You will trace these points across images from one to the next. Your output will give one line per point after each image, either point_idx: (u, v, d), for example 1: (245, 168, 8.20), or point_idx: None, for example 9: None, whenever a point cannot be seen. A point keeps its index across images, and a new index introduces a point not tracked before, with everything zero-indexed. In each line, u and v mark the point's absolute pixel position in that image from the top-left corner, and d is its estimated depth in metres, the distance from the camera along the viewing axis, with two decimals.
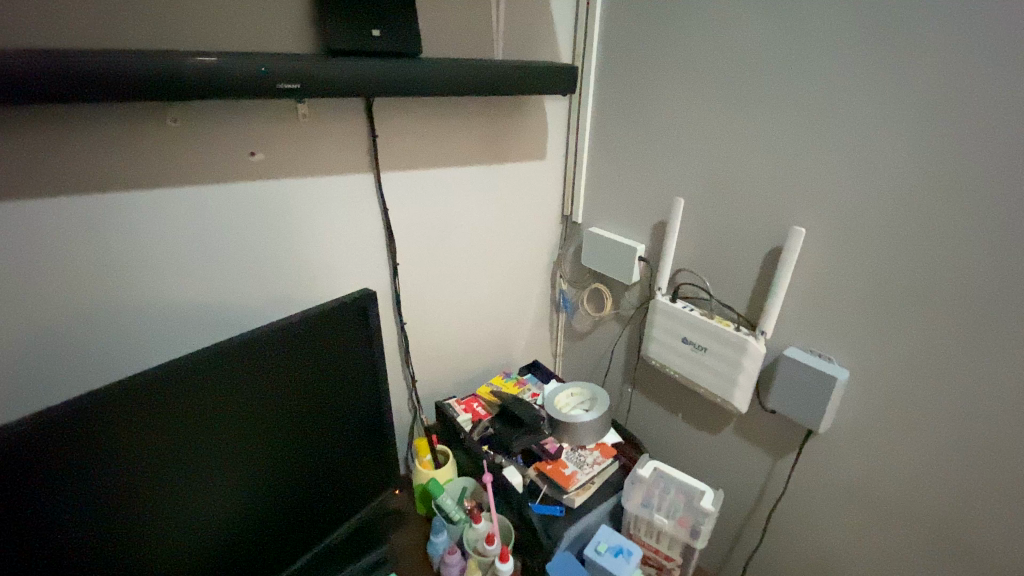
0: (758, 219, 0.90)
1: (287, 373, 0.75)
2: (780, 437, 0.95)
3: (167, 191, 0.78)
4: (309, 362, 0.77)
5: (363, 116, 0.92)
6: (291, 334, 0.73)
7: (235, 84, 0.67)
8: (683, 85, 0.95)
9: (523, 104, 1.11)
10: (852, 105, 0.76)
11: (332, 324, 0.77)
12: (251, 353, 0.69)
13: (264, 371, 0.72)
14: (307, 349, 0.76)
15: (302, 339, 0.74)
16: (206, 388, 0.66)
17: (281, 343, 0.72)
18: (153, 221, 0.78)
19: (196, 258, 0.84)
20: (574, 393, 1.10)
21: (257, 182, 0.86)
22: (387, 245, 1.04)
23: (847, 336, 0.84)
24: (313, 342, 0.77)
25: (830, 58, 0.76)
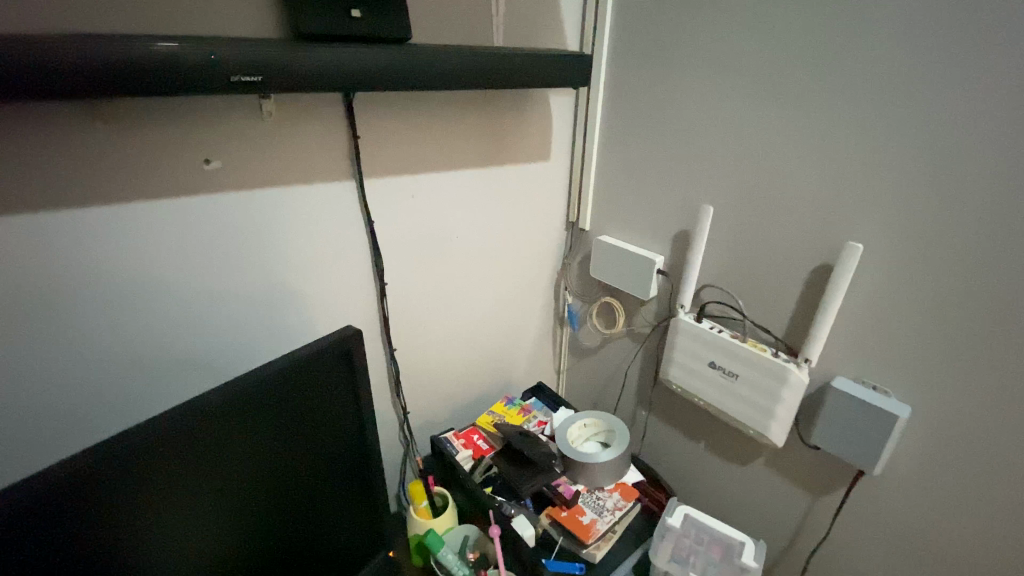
0: (800, 233, 0.79)
1: (258, 430, 0.63)
2: (823, 474, 0.85)
3: (103, 215, 0.64)
4: (285, 416, 0.65)
5: (342, 114, 0.77)
6: (259, 387, 0.61)
7: (176, 75, 0.53)
8: (713, 78, 0.83)
9: (526, 99, 0.98)
10: (924, 99, 0.64)
11: (308, 371, 0.65)
12: (210, 414, 0.57)
13: (230, 431, 0.60)
14: (280, 402, 0.64)
15: (273, 390, 0.63)
16: (156, 460, 0.55)
17: (247, 399, 0.60)
18: (91, 252, 0.65)
19: (148, 292, 0.71)
20: (587, 424, 0.98)
21: (217, 199, 0.72)
22: (373, 262, 0.90)
23: (907, 366, 0.73)
24: (289, 394, 0.65)
25: (897, 44, 0.64)
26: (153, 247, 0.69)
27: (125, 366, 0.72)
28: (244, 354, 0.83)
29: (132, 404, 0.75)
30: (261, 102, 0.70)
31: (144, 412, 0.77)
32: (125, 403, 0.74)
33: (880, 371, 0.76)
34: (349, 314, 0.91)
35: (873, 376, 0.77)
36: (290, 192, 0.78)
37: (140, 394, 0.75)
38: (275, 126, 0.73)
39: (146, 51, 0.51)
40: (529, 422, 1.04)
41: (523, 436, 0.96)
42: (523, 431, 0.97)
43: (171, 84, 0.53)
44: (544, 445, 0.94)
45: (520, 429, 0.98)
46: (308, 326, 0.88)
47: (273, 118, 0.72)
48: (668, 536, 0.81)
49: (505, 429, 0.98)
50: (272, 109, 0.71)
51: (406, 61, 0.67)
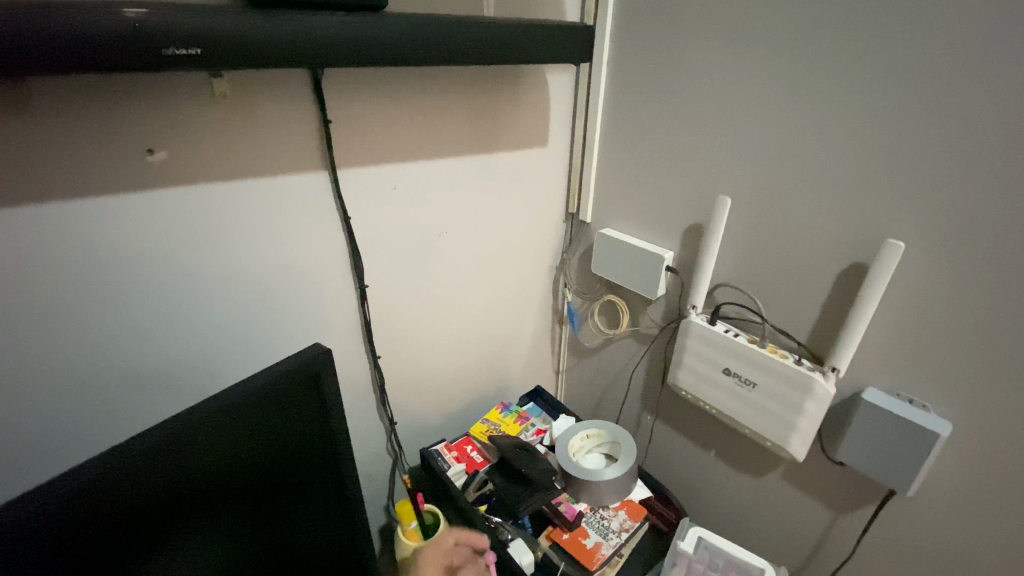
0: (830, 229, 0.70)
1: (213, 467, 0.54)
2: (847, 492, 0.78)
3: (24, 219, 0.54)
4: (244, 447, 0.57)
5: (311, 97, 0.68)
6: (211, 423, 0.53)
7: (96, 48, 0.43)
8: (733, 53, 0.73)
9: (521, 78, 0.88)
10: (981, 77, 0.55)
11: (270, 399, 0.57)
12: (151, 459, 0.49)
13: (178, 471, 0.52)
14: (238, 433, 0.55)
15: (228, 424, 0.54)
16: (88, 517, 0.47)
17: (196, 438, 0.52)
18: (13, 263, 0.55)
19: (88, 306, 0.61)
20: (589, 435, 0.91)
21: (163, 201, 0.62)
22: (351, 263, 0.81)
23: (948, 380, 0.66)
24: (248, 423, 0.56)
25: (951, 13, 0.55)
26: (90, 259, 0.59)
27: (66, 396, 0.63)
28: (210, 375, 0.74)
29: (80, 437, 0.66)
30: (213, 82, 0.60)
31: (97, 445, 0.68)
32: (73, 437, 0.66)
33: (918, 383, 0.68)
34: (327, 321, 0.83)
35: (909, 388, 0.69)
36: (254, 190, 0.68)
37: (89, 425, 0.66)
38: (232, 112, 0.63)
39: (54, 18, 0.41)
40: (526, 431, 0.96)
41: (522, 450, 0.88)
42: (520, 444, 0.89)
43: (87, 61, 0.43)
44: (546, 462, 0.86)
45: (518, 441, 0.90)
46: (282, 339, 0.79)
47: (231, 100, 0.62)
48: (680, 562, 0.74)
49: (500, 440, 0.89)
50: (228, 90, 0.61)
51: (381, 31, 0.57)
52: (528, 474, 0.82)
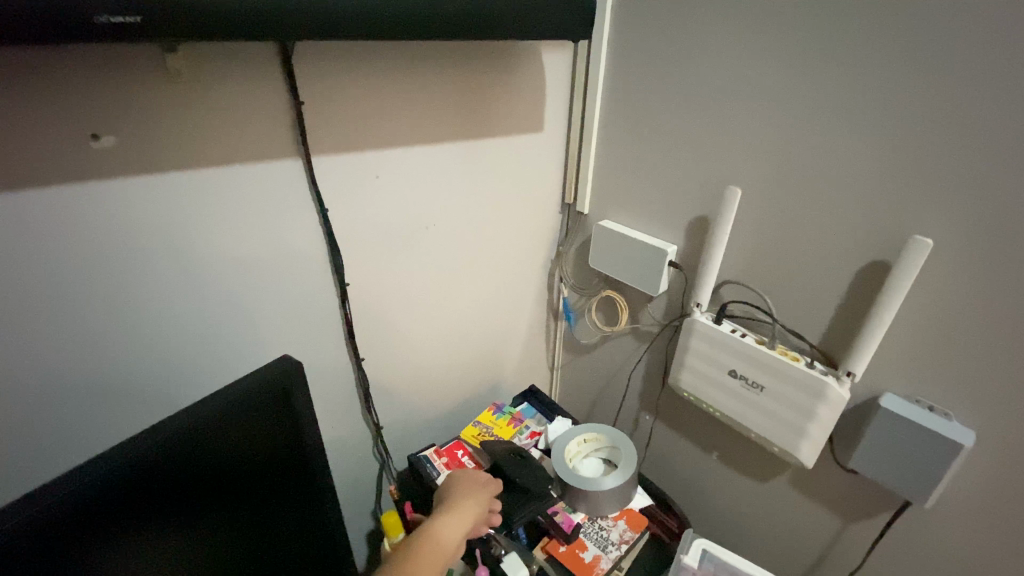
0: (848, 224, 0.65)
1: (173, 495, 0.49)
2: (858, 500, 0.74)
3: None
4: (208, 470, 0.51)
5: (281, 76, 0.60)
6: (167, 450, 0.47)
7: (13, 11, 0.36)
8: (745, 32, 0.67)
9: (515, 58, 0.81)
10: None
11: (235, 418, 0.51)
12: (97, 498, 0.43)
13: (132, 502, 0.46)
14: (199, 455, 0.50)
15: (188, 449, 0.49)
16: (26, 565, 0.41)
17: (150, 467, 0.46)
18: None
19: (30, 313, 0.54)
20: (587, 439, 0.86)
21: (111, 197, 0.54)
22: (330, 260, 0.75)
23: (973, 386, 0.61)
24: (210, 444, 0.50)
25: None
26: (28, 266, 0.52)
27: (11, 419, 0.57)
28: (177, 388, 0.68)
29: (31, 462, 0.60)
30: (166, 56, 0.52)
31: (50, 468, 0.62)
32: (23, 463, 0.59)
33: (939, 389, 0.64)
34: (305, 322, 0.76)
35: (930, 394, 0.65)
36: (219, 183, 0.61)
37: (40, 450, 0.60)
38: (191, 91, 0.55)
39: None
40: (520, 435, 0.91)
41: (514, 458, 0.82)
42: (512, 451, 0.83)
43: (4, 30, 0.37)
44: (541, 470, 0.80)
45: (511, 448, 0.84)
46: (256, 345, 0.73)
47: (190, 79, 0.55)
48: None
49: (491, 448, 0.84)
50: (186, 68, 0.54)
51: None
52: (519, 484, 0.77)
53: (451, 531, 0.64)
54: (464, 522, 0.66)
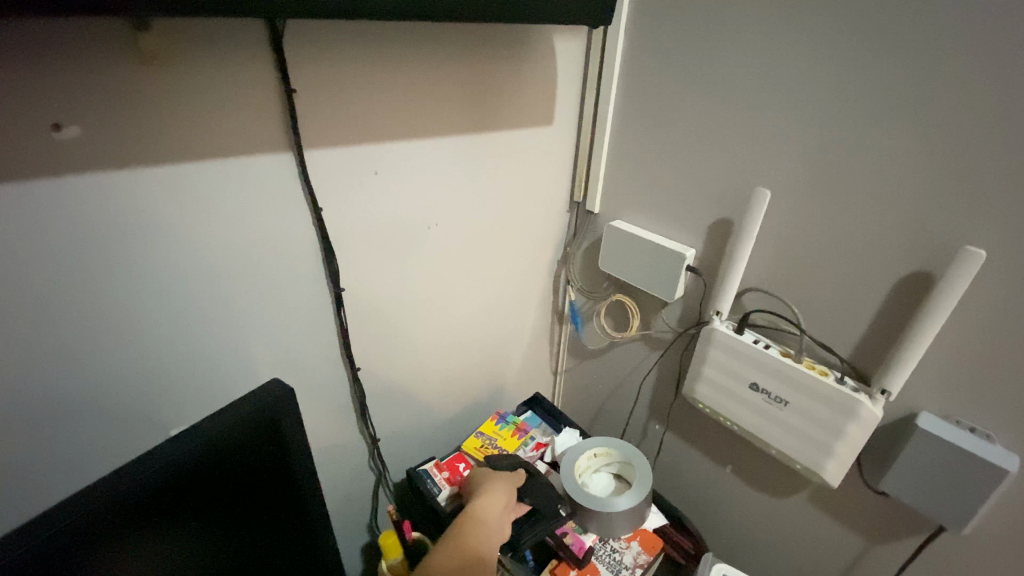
0: (886, 231, 0.61)
1: (153, 534, 0.44)
2: (886, 522, 0.70)
3: None
4: (192, 507, 0.46)
5: (271, 61, 0.54)
6: (143, 491, 0.41)
7: None
8: (779, 20, 0.62)
9: (526, 45, 0.75)
10: None
11: (221, 451, 0.46)
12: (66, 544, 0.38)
13: (107, 546, 0.41)
14: (183, 491, 0.44)
15: (163, 493, 0.43)
16: None
17: (125, 511, 0.41)
18: None
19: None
20: (597, 454, 0.81)
21: (72, 202, 0.48)
22: (324, 264, 0.69)
23: (1019, 407, 0.57)
24: (195, 479, 0.45)
25: None
26: None
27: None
28: (159, 412, 0.62)
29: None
30: (139, 36, 0.46)
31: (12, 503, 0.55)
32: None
33: (981, 409, 0.60)
34: (300, 330, 0.71)
35: (970, 415, 0.61)
36: (202, 183, 0.55)
37: (6, 485, 0.53)
38: (168, 76, 0.49)
39: None
40: (525, 447, 0.86)
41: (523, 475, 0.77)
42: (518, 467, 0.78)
43: None
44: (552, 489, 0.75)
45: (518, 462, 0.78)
46: (245, 358, 0.67)
47: (164, 62, 0.48)
48: None
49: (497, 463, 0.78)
50: (159, 48, 0.47)
51: None
52: (528, 504, 0.72)
53: (488, 508, 0.66)
54: (498, 499, 0.67)
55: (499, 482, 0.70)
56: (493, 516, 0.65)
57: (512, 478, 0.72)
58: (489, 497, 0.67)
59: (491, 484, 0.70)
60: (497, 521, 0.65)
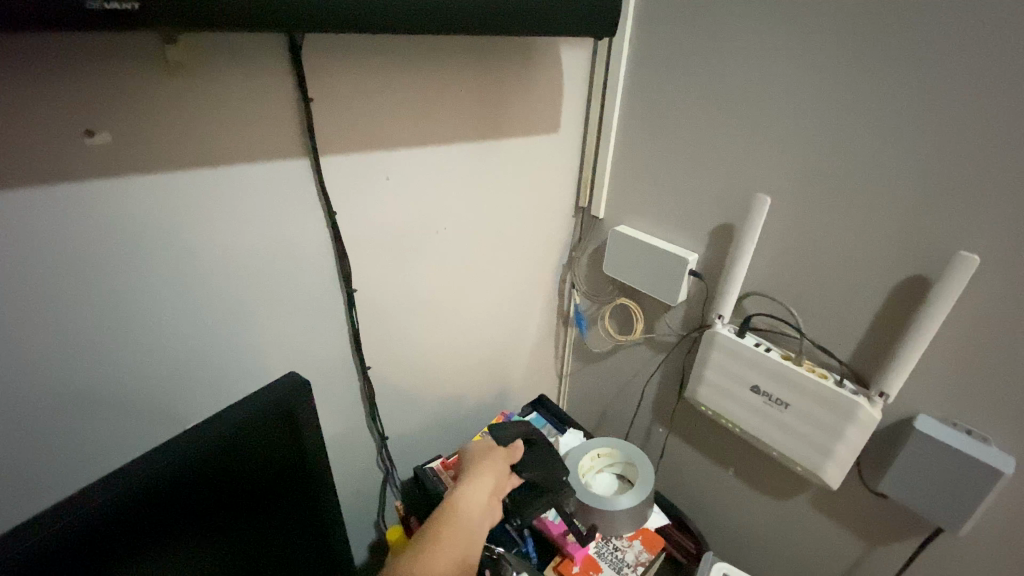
0: (883, 236, 0.62)
1: (183, 517, 0.46)
2: (885, 523, 0.71)
3: None
4: (217, 494, 0.48)
5: (290, 72, 0.57)
6: (176, 474, 0.44)
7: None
8: (779, 32, 0.64)
9: (533, 55, 0.77)
10: None
11: (245, 441, 0.49)
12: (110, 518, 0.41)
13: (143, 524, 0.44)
14: (209, 477, 0.47)
15: (178, 481, 0.45)
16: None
17: (160, 492, 0.44)
18: None
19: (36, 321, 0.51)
20: (600, 454, 0.83)
21: (110, 203, 0.51)
22: (337, 265, 0.71)
23: (1014, 409, 0.58)
24: (222, 466, 0.48)
25: None
26: (37, 273, 0.49)
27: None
28: (175, 406, 0.64)
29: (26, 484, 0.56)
30: (166, 47, 0.48)
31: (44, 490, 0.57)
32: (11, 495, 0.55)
33: (977, 412, 0.61)
34: (312, 330, 0.73)
35: (968, 417, 0.62)
36: (220, 186, 0.57)
37: (36, 473, 0.56)
38: (190, 85, 0.51)
39: None
40: None
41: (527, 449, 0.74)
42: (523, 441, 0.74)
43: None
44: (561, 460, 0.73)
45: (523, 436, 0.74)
46: (261, 358, 0.69)
47: (188, 70, 0.51)
48: None
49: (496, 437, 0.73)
50: (184, 58, 0.50)
51: None
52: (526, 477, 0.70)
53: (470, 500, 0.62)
54: (483, 487, 0.64)
55: (485, 465, 0.67)
56: (479, 505, 0.62)
57: (501, 460, 0.69)
58: (474, 485, 0.64)
59: (476, 467, 0.67)
60: (483, 511, 0.62)
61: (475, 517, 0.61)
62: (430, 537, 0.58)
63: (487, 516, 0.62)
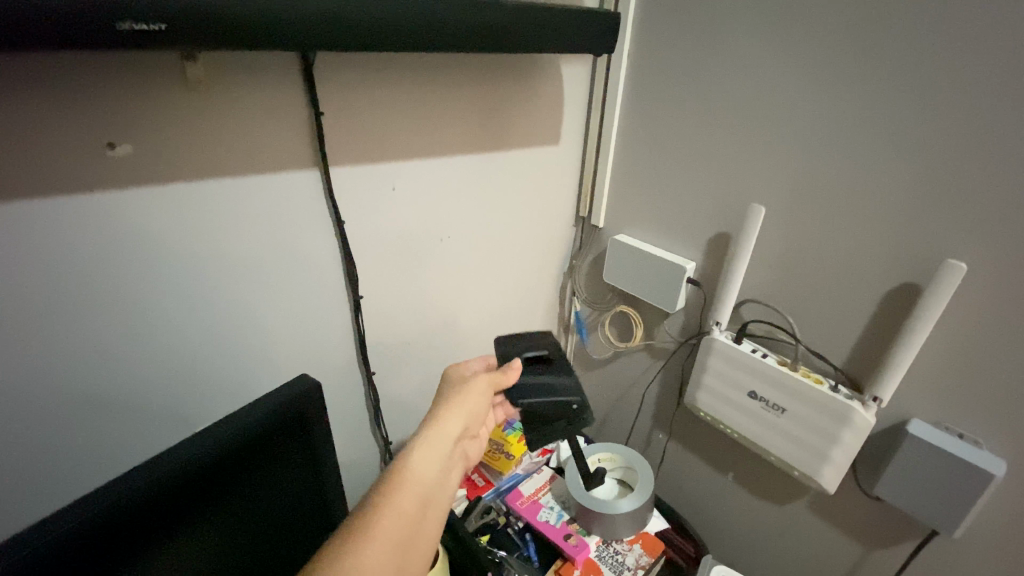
0: (874, 245, 0.64)
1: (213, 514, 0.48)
2: (882, 527, 0.72)
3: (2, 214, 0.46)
4: (241, 493, 0.51)
5: (303, 88, 0.59)
6: (211, 468, 0.47)
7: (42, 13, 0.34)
8: (771, 49, 0.67)
9: (536, 69, 0.80)
10: None
11: (267, 440, 0.52)
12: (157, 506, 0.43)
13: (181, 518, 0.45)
14: (237, 474, 0.50)
15: (201, 483, 0.46)
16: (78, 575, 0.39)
17: (196, 485, 0.46)
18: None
19: (72, 320, 0.53)
20: (600, 459, 0.85)
21: (147, 212, 0.54)
22: (345, 273, 0.73)
23: (1004, 413, 0.60)
24: (248, 464, 0.50)
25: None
26: (79, 275, 0.52)
27: (7, 457, 0.53)
28: (188, 413, 0.65)
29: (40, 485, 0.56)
30: (186, 64, 0.51)
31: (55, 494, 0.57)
32: (25, 503, 0.55)
33: (969, 416, 0.62)
34: (319, 336, 0.75)
35: (960, 421, 0.63)
36: (236, 198, 0.60)
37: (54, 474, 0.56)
38: (208, 99, 0.53)
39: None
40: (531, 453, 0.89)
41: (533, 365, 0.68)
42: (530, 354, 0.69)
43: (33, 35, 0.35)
44: (562, 383, 0.65)
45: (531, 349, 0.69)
46: (271, 366, 0.71)
47: (208, 86, 0.53)
48: None
49: (502, 350, 0.69)
50: (203, 74, 0.52)
51: (386, 12, 0.49)
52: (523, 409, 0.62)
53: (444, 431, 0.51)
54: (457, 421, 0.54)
55: (451, 408, 0.55)
56: (438, 461, 0.49)
57: (477, 401, 0.58)
58: (433, 437, 0.51)
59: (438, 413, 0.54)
60: (442, 471, 0.49)
61: (433, 478, 0.48)
62: (379, 504, 0.43)
63: (448, 472, 0.51)
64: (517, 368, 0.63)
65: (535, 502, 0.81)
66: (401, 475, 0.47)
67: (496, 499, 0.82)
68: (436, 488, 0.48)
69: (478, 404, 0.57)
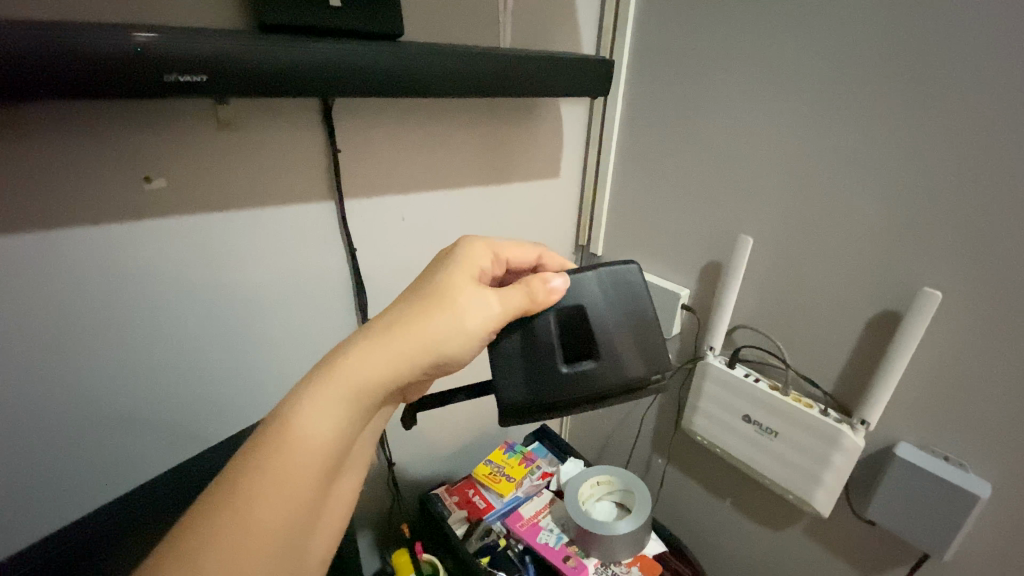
0: (856, 275, 0.68)
1: None
2: (878, 553, 0.73)
3: (60, 238, 0.51)
4: None
5: (320, 128, 0.65)
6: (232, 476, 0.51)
7: (109, 71, 0.39)
8: (753, 96, 0.73)
9: (537, 110, 0.86)
10: (1007, 128, 0.54)
11: None
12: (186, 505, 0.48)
13: None
14: None
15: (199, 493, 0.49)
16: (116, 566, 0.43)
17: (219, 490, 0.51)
18: (45, 282, 0.52)
19: (107, 335, 0.57)
20: (599, 482, 0.86)
21: (182, 238, 0.59)
22: (354, 298, 0.77)
23: (985, 436, 0.62)
24: None
25: (975, 63, 0.55)
26: (120, 295, 0.56)
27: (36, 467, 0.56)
28: (198, 428, 0.67)
29: (64, 496, 0.58)
30: (217, 108, 0.56)
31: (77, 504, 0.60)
32: (44, 515, 0.58)
33: (954, 441, 0.64)
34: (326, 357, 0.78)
35: (945, 445, 0.65)
36: (254, 227, 0.64)
37: (83, 483, 0.59)
38: (234, 139, 0.59)
39: (66, 41, 0.38)
40: (531, 475, 0.91)
41: (573, 339, 0.54)
42: (585, 330, 0.53)
43: (97, 88, 0.40)
44: (555, 379, 0.51)
45: (599, 336, 0.52)
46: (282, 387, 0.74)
47: (234, 126, 0.58)
48: None
49: (586, 300, 0.53)
50: (232, 116, 0.57)
51: (397, 62, 0.54)
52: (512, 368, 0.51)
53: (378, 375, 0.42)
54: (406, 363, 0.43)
55: (393, 346, 0.43)
56: (343, 428, 0.40)
57: (449, 342, 0.45)
58: (348, 393, 0.41)
59: (370, 348, 0.43)
60: (347, 437, 0.41)
61: (333, 447, 0.40)
62: (267, 467, 0.37)
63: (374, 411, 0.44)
64: (547, 293, 0.50)
65: (535, 525, 0.83)
66: (298, 422, 0.39)
67: (496, 521, 0.84)
68: (346, 445, 0.41)
69: (449, 349, 0.45)
